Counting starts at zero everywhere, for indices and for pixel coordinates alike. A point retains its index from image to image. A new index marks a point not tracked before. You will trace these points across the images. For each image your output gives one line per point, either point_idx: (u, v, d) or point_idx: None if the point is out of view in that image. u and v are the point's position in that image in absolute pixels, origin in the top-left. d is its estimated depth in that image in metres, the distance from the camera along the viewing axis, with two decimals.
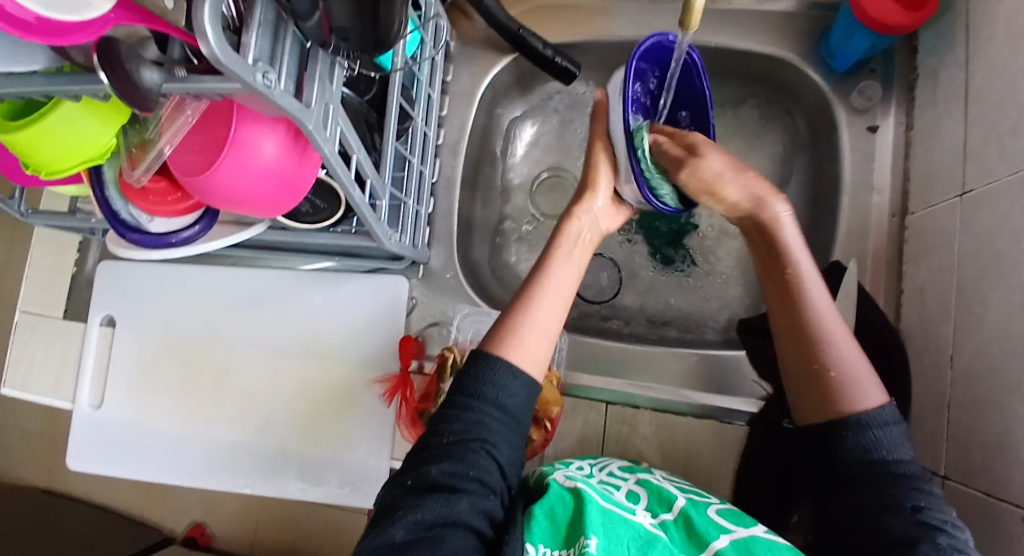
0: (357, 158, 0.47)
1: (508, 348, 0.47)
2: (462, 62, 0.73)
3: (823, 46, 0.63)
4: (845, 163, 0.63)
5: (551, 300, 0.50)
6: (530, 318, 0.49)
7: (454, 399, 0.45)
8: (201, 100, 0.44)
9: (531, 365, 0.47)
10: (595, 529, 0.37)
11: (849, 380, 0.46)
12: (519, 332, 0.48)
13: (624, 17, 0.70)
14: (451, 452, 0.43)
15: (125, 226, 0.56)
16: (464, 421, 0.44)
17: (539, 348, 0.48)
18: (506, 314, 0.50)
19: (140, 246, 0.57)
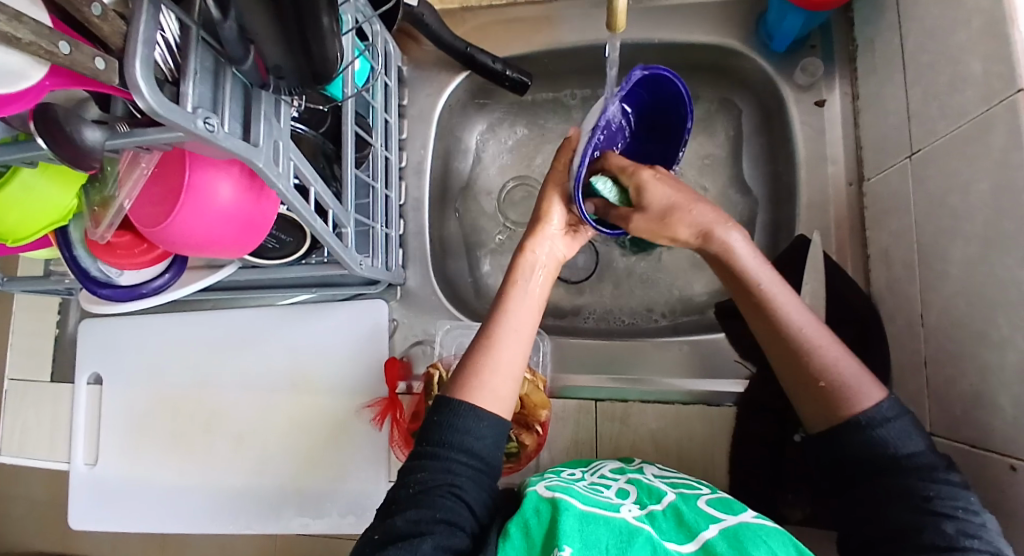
0: (314, 190, 0.48)
1: (474, 392, 0.47)
2: (416, 85, 0.74)
3: (762, 29, 0.65)
4: (798, 139, 0.64)
5: (513, 341, 0.50)
6: (493, 359, 0.49)
7: (420, 450, 0.46)
8: (153, 152, 0.45)
9: (498, 407, 0.47)
10: (569, 537, 0.38)
11: (842, 384, 0.47)
12: (480, 374, 0.48)
13: (566, 23, 0.71)
14: (419, 500, 0.43)
15: (94, 282, 0.56)
16: (431, 471, 0.44)
17: (505, 390, 0.48)
18: (470, 350, 0.50)
19: (114, 301, 0.57)
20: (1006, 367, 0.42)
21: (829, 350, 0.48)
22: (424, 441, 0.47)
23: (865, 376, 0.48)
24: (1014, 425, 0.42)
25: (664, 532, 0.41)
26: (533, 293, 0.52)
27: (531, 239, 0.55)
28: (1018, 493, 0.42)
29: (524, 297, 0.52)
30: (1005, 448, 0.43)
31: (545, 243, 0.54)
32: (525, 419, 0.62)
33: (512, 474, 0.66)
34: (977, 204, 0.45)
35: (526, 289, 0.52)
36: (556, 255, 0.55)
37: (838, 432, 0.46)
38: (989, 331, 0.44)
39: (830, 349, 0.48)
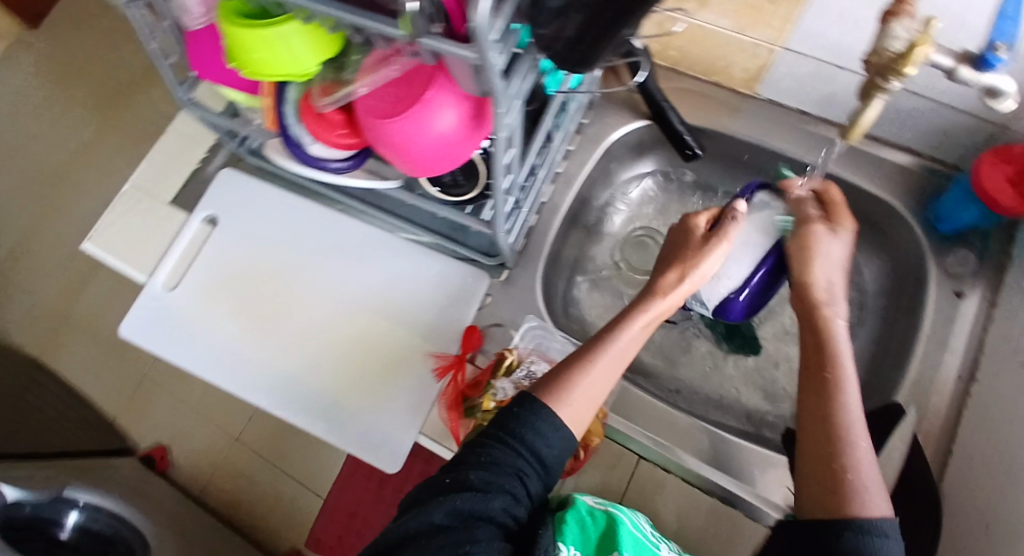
0: (511, 151, 0.53)
1: (557, 400, 0.50)
2: (601, 110, 0.79)
3: (932, 208, 0.68)
4: (926, 315, 0.66)
5: (606, 370, 0.53)
6: (585, 379, 0.51)
7: (494, 430, 0.48)
8: (412, 61, 0.49)
9: (574, 424, 0.50)
10: (625, 547, 0.42)
11: (853, 482, 0.40)
12: (569, 388, 0.50)
13: (755, 118, 0.75)
14: (485, 465, 0.45)
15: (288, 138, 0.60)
16: (500, 450, 0.46)
17: (583, 412, 0.51)
18: (565, 365, 0.53)
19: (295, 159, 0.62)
20: None
21: (856, 450, 0.42)
22: (504, 422, 0.49)
23: (883, 494, 0.40)
24: None
25: None
26: (638, 334, 0.55)
27: (671, 287, 0.56)
28: None
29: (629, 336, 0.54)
30: None
31: (680, 291, 0.56)
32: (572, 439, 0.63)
33: None
34: None
35: (636, 329, 0.54)
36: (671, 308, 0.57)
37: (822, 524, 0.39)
38: None
39: (857, 449, 0.42)
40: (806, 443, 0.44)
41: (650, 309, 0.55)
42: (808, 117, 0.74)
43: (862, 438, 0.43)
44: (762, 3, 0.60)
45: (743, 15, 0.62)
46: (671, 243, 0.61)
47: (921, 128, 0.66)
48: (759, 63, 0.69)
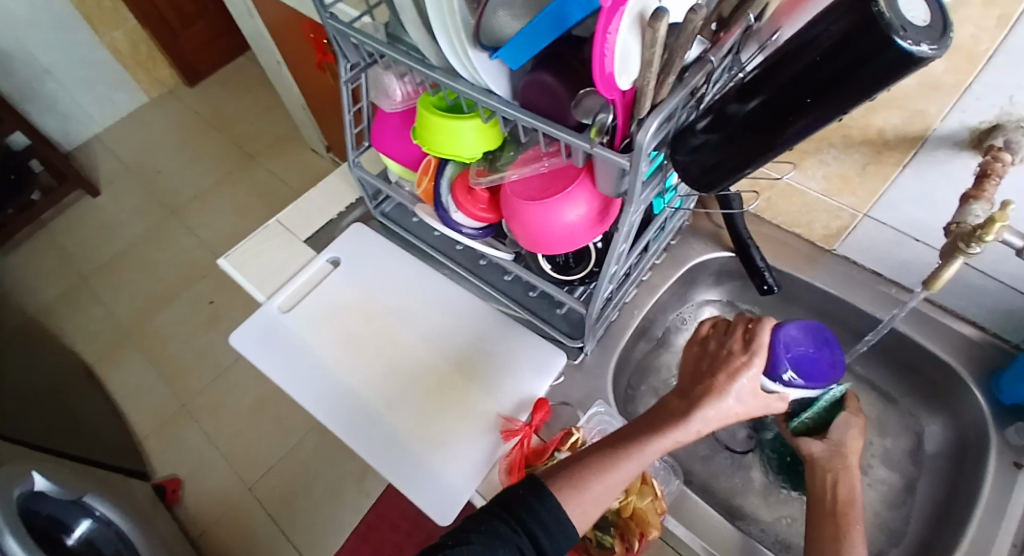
0: (620, 245, 0.61)
1: (569, 499, 0.55)
2: (690, 237, 0.90)
3: (994, 379, 0.73)
4: (986, 482, 0.68)
5: (629, 473, 0.57)
6: (604, 481, 0.56)
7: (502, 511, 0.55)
8: (563, 161, 0.61)
9: (580, 523, 0.55)
10: None
11: None
12: (586, 488, 0.56)
13: (830, 270, 0.84)
14: (492, 533, 0.52)
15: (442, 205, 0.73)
16: (509, 527, 0.53)
17: (592, 513, 0.56)
18: (591, 461, 0.58)
19: (441, 222, 0.73)
20: None
21: None
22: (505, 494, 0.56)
23: None
24: None
25: None
26: (673, 442, 0.58)
27: (711, 401, 0.58)
28: None
29: (661, 444, 0.58)
30: None
31: (717, 406, 0.58)
32: (630, 527, 0.65)
33: None
34: None
35: (669, 442, 0.58)
36: (717, 422, 0.59)
37: None
38: None
39: None
40: None
41: (698, 415, 0.58)
42: (880, 277, 0.83)
43: None
44: (852, 175, 0.72)
45: (834, 182, 0.74)
46: (715, 356, 0.62)
47: (987, 304, 0.73)
48: (842, 221, 0.80)
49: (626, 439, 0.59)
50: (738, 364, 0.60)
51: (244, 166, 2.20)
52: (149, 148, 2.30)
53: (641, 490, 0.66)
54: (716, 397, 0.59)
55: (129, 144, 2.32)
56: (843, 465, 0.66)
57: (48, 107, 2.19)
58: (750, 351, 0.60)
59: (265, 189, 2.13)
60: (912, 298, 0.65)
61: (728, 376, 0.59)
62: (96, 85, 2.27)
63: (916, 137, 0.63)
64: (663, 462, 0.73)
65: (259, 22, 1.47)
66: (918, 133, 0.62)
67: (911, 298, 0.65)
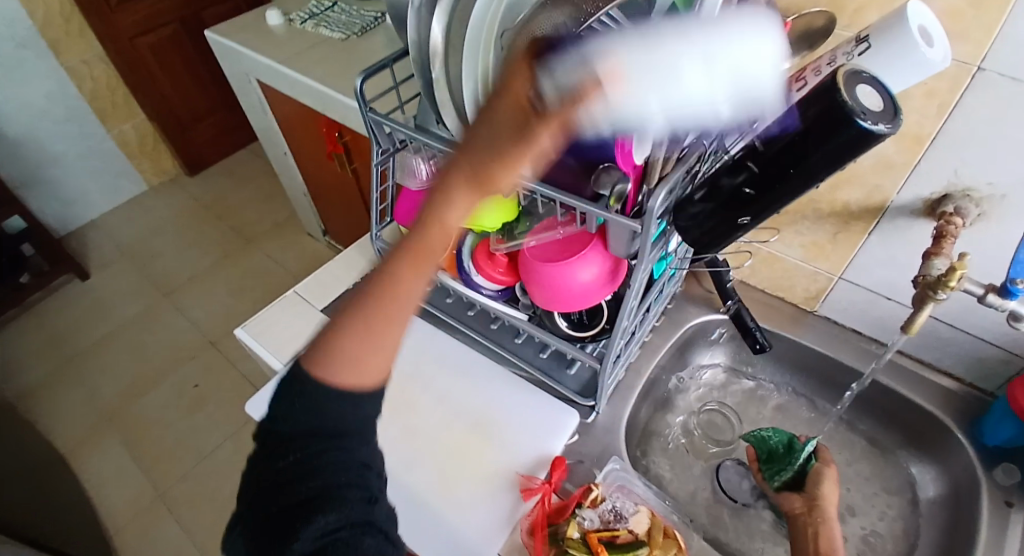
0: (631, 302, 0.67)
1: (323, 365, 0.41)
2: (683, 302, 0.97)
3: (976, 425, 0.78)
4: (982, 522, 0.72)
5: (407, 309, 0.41)
6: (348, 330, 0.41)
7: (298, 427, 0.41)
8: (577, 227, 0.69)
9: (354, 377, 0.41)
10: None
11: None
12: (338, 348, 0.41)
13: (814, 329, 0.92)
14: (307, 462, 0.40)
15: (462, 268, 0.80)
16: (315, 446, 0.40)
17: (368, 371, 0.41)
18: (350, 298, 0.42)
19: (460, 283, 0.80)
20: None
21: None
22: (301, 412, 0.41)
23: None
24: None
25: None
26: (439, 237, 0.41)
27: (462, 175, 0.39)
28: None
29: (421, 252, 0.41)
30: None
31: (462, 199, 0.39)
32: None
33: None
34: None
35: (425, 245, 0.41)
36: (460, 215, 0.40)
37: None
38: None
39: None
40: None
41: (475, 170, 0.38)
42: (861, 334, 0.90)
43: None
44: (825, 244, 0.81)
45: (810, 250, 0.84)
46: (483, 112, 0.39)
47: (959, 355, 0.80)
48: (821, 284, 0.88)
49: (384, 258, 0.42)
50: (521, 103, 0.39)
51: (242, 251, 2.25)
52: (145, 234, 2.34)
53: (664, 543, 0.67)
54: (452, 175, 0.39)
55: (125, 231, 2.36)
56: (823, 517, 0.67)
57: (48, 195, 2.24)
58: (509, 79, 0.39)
59: (260, 272, 2.17)
60: (893, 346, 0.72)
61: (499, 149, 0.38)
62: (98, 174, 2.35)
63: (879, 207, 0.73)
64: (679, 516, 0.75)
65: (272, 118, 1.59)
66: (879, 204, 0.72)
67: (892, 346, 0.72)
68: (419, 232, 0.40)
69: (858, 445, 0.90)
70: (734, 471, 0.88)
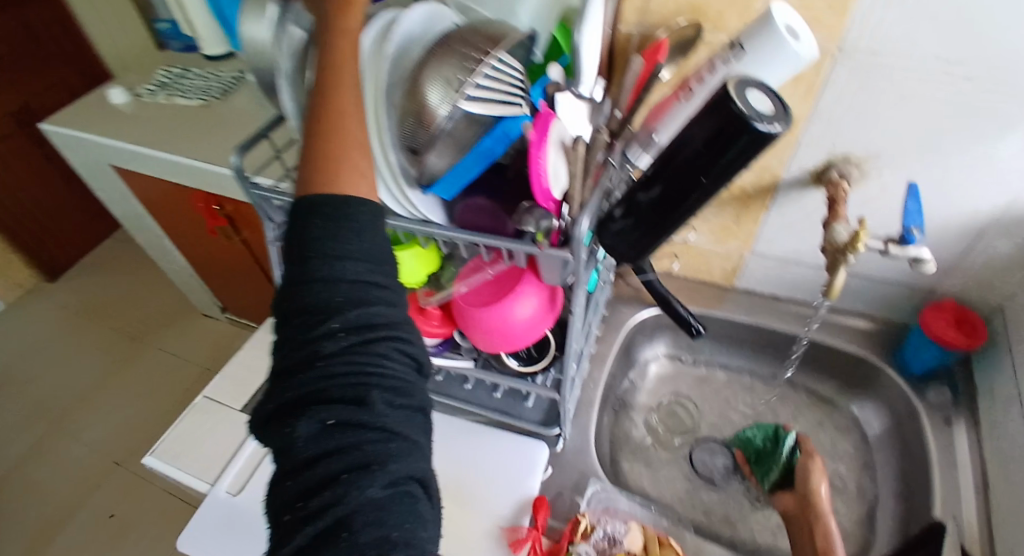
0: (575, 326, 0.66)
1: (344, 181, 0.47)
2: (617, 306, 0.99)
3: (899, 356, 0.85)
4: (928, 440, 0.77)
5: (363, 128, 0.50)
6: (346, 131, 0.49)
7: (341, 351, 0.42)
8: (505, 265, 0.67)
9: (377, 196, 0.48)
10: None
11: None
12: (343, 153, 0.48)
13: (739, 302, 0.95)
14: (358, 361, 0.42)
15: (394, 329, 0.74)
16: (349, 363, 0.41)
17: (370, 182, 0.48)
18: (315, 146, 0.48)
19: (396, 344, 0.74)
20: None
21: None
22: (334, 290, 0.43)
23: None
24: None
25: None
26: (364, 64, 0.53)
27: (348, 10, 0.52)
28: None
29: (349, 76, 0.50)
30: None
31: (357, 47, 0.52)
32: None
33: None
34: None
35: (352, 70, 0.51)
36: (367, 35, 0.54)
37: None
38: None
39: None
40: None
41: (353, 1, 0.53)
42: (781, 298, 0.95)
43: None
44: (732, 225, 0.85)
45: (720, 233, 0.87)
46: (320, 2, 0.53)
47: (868, 298, 0.87)
48: (735, 262, 0.92)
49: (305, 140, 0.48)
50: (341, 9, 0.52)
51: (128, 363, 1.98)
52: (11, 362, 2.04)
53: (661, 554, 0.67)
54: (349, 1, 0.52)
55: None
56: (817, 508, 0.68)
57: None
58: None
59: (160, 373, 1.95)
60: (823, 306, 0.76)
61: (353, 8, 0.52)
62: None
63: (771, 185, 0.77)
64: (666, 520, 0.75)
65: (140, 204, 1.44)
66: (772, 181, 0.77)
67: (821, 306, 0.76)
68: (324, 93, 0.50)
69: (804, 400, 0.95)
70: (705, 453, 0.91)
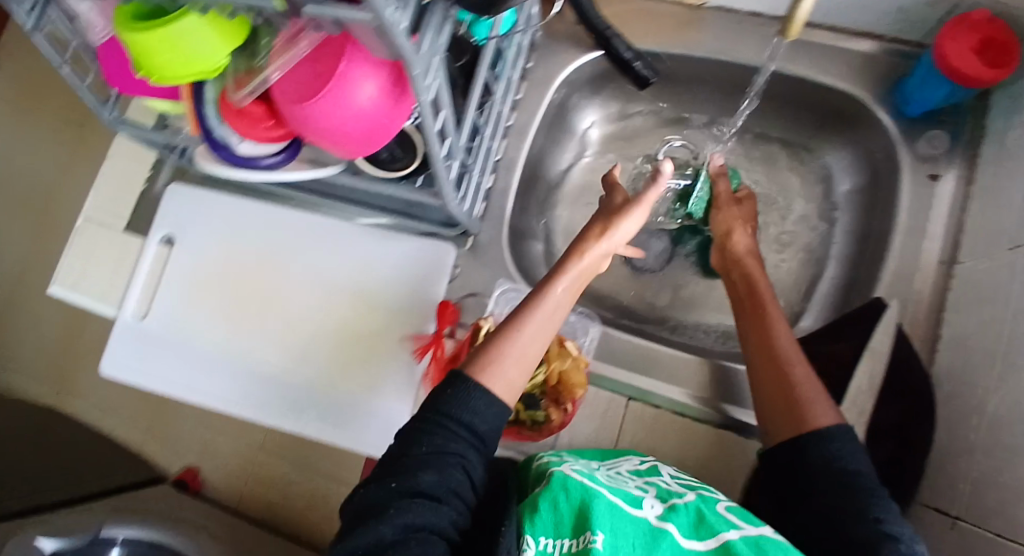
0: (443, 114, 0.51)
1: (486, 376, 0.49)
2: (547, 50, 0.75)
3: (898, 91, 0.65)
4: (901, 204, 0.64)
5: None
6: (517, 340, 0.51)
7: (437, 419, 0.48)
8: (320, 34, 0.46)
9: (507, 395, 0.50)
10: (600, 525, 0.43)
11: (804, 397, 0.52)
12: (498, 352, 0.51)
13: (708, 28, 0.70)
14: (430, 462, 0.46)
15: (216, 142, 0.57)
16: (443, 434, 0.47)
17: (527, 357, 0.52)
18: (498, 328, 0.53)
19: (226, 164, 0.58)
20: None
21: (798, 369, 0.54)
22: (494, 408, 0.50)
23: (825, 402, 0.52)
24: None
25: (683, 526, 0.46)
26: None
27: None
28: None
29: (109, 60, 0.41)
30: None
31: None
32: (559, 393, 0.64)
33: (529, 443, 0.67)
34: None
35: None
36: None
37: (800, 442, 0.50)
38: None
39: (799, 368, 0.54)
40: (756, 371, 0.56)
41: None
42: (762, 18, 0.69)
43: (792, 353, 0.56)
44: None
45: None
46: None
47: (881, 9, 0.62)
48: None
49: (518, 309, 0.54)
50: None
51: None
52: None
53: (562, 352, 0.64)
54: None
55: None
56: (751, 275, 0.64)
57: None
58: None
59: None
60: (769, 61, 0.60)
61: None
62: None
63: None
64: (577, 314, 0.70)
65: None
66: None
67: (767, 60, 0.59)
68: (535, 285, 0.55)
69: (769, 149, 0.79)
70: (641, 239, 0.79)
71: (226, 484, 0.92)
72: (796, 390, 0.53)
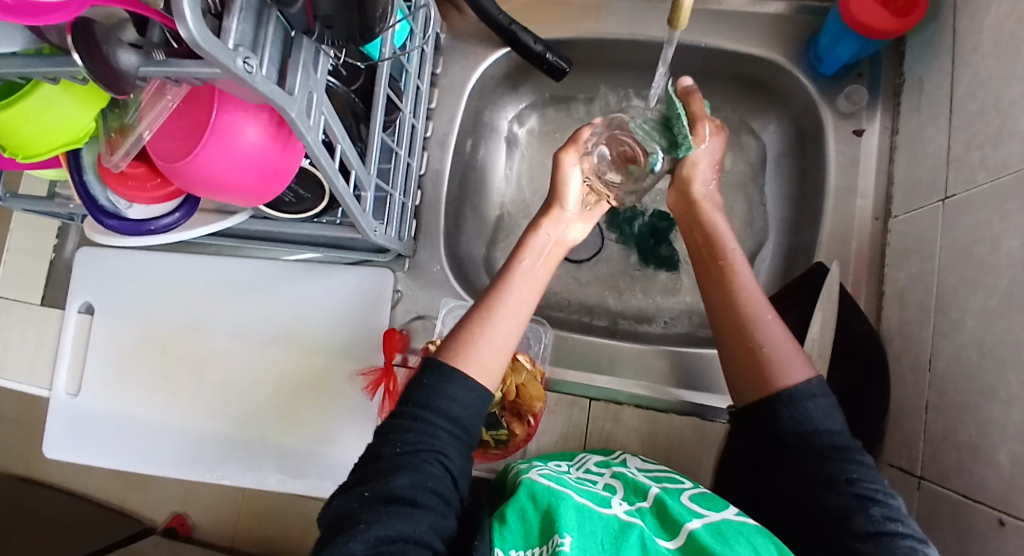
0: (340, 149, 0.45)
1: (461, 359, 0.48)
2: (454, 54, 0.72)
3: (811, 49, 0.64)
4: (830, 164, 0.63)
5: None
6: (488, 331, 0.50)
7: (403, 409, 0.46)
8: (181, 87, 0.42)
9: (483, 378, 0.48)
10: (568, 527, 0.38)
11: (771, 358, 0.48)
12: (473, 342, 0.49)
13: (617, 14, 0.69)
14: (404, 463, 0.42)
15: (103, 210, 0.55)
16: (417, 431, 0.44)
17: (493, 362, 0.49)
18: (466, 321, 0.51)
19: (120, 232, 0.55)
20: (1009, 426, 0.41)
21: (763, 324, 0.51)
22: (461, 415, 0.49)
23: (799, 359, 0.48)
24: (1009, 484, 0.41)
25: (654, 524, 0.41)
26: None
27: None
28: (1000, 549, 0.41)
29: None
30: (994, 503, 0.42)
31: None
32: (519, 408, 0.62)
33: (498, 461, 0.65)
34: (1005, 260, 0.44)
35: None
36: None
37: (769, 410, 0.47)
38: (996, 386, 0.43)
39: (763, 322, 0.51)
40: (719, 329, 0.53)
41: None
42: None
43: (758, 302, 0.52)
44: None
45: None
46: None
47: None
48: None
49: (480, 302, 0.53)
50: None
51: None
52: None
53: (515, 366, 0.61)
54: None
55: None
56: (705, 219, 0.59)
57: None
58: None
59: None
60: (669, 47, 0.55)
61: None
62: None
63: None
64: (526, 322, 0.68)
65: None
66: None
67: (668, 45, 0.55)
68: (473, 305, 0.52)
69: None
70: None
71: (215, 530, 0.88)
72: (766, 356, 0.49)
